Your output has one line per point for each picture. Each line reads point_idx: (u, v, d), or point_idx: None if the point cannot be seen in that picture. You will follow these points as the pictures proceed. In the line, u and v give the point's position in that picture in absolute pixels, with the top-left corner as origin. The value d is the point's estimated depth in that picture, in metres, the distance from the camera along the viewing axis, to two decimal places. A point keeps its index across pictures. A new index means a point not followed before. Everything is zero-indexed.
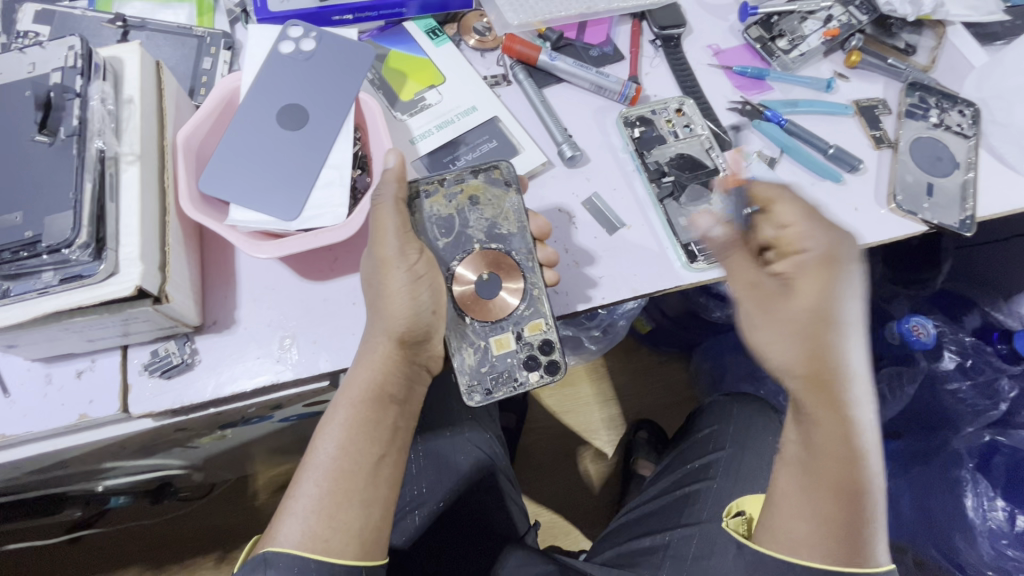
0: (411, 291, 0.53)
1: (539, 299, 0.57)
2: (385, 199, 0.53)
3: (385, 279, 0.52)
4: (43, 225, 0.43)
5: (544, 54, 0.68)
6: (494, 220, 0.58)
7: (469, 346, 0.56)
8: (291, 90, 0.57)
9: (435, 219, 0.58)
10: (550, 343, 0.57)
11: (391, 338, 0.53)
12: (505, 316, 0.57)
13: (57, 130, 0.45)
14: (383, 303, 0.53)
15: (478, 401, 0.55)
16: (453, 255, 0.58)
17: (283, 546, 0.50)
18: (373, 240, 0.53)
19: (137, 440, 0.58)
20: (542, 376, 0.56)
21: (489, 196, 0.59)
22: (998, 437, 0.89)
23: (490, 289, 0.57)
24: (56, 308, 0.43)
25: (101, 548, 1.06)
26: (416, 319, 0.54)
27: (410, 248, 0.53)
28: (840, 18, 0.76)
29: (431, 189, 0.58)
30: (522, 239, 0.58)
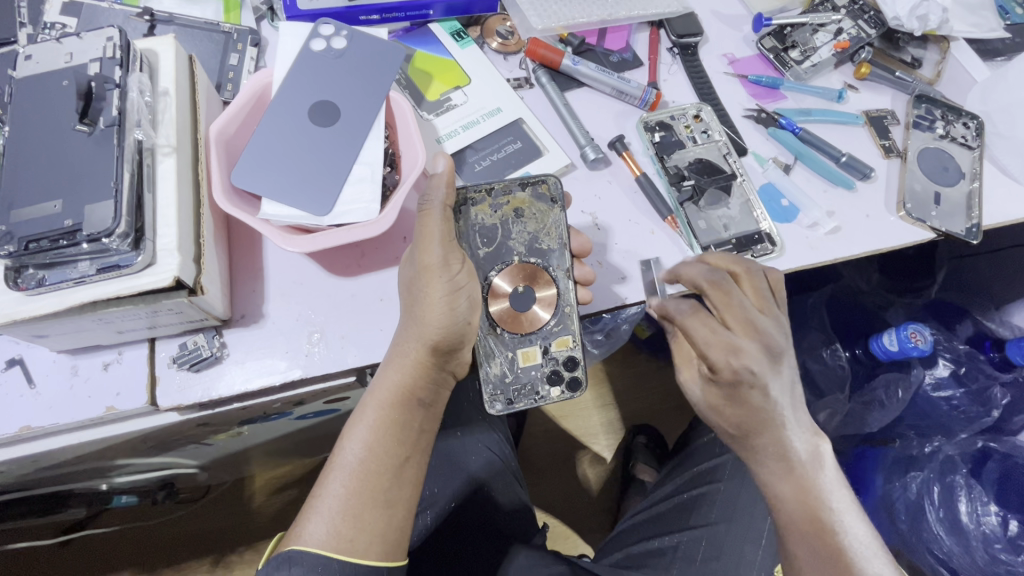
0: (450, 300, 0.53)
1: (569, 316, 0.59)
2: (434, 211, 0.53)
3: (426, 286, 0.52)
4: (83, 214, 0.43)
5: (568, 58, 0.69)
6: (536, 234, 0.60)
7: (498, 356, 0.58)
8: (322, 87, 0.57)
9: (478, 228, 0.60)
10: (575, 360, 0.59)
11: (424, 344, 0.53)
12: (535, 330, 0.59)
13: (97, 120, 0.45)
14: (420, 310, 0.52)
15: (500, 410, 0.57)
16: (493, 265, 0.60)
17: (308, 545, 0.49)
18: (416, 247, 0.53)
19: (157, 435, 0.58)
20: (564, 391, 0.58)
21: (533, 210, 0.60)
22: (990, 444, 0.95)
23: (523, 302, 0.59)
24: (92, 298, 0.43)
25: (94, 550, 1.04)
26: (453, 328, 0.54)
27: (453, 257, 0.53)
28: (850, 31, 0.79)
29: (479, 199, 0.60)
30: (559, 255, 0.60)
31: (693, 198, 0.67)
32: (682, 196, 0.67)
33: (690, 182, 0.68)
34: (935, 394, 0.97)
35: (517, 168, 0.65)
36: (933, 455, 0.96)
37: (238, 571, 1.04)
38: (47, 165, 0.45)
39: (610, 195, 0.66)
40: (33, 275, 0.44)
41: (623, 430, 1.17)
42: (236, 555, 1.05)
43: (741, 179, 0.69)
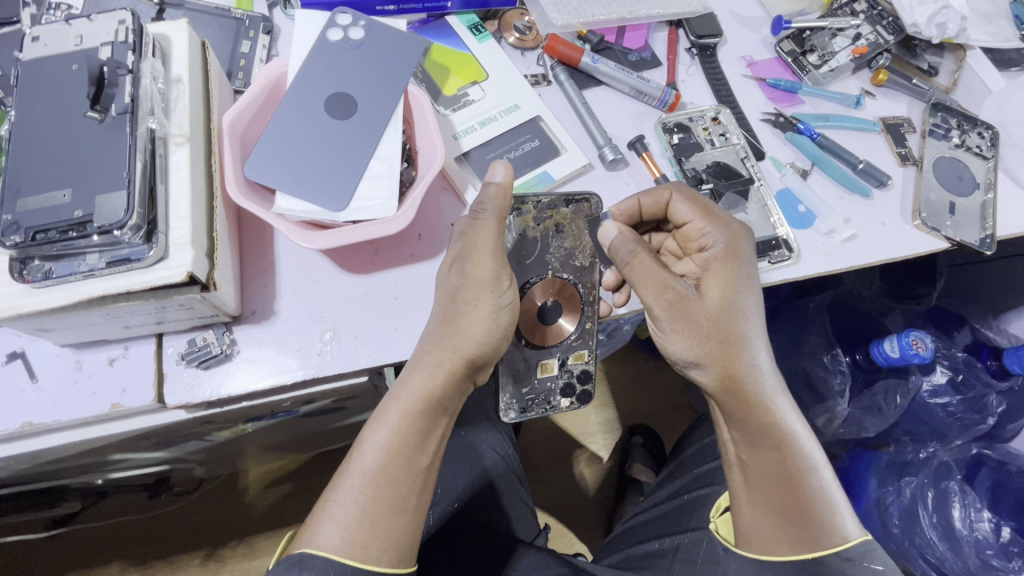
0: (490, 316, 0.52)
1: (591, 333, 0.61)
2: (490, 222, 0.52)
3: (473, 299, 0.51)
4: (94, 204, 0.41)
5: (587, 56, 0.68)
6: (573, 251, 0.61)
7: (519, 367, 0.59)
8: (339, 78, 0.56)
9: (519, 237, 0.59)
10: (589, 374, 0.60)
11: (461, 357, 0.51)
12: (557, 343, 0.60)
13: (109, 107, 0.44)
14: (463, 323, 0.51)
15: (513, 418, 0.59)
16: (529, 276, 0.60)
17: (321, 549, 0.48)
18: (467, 259, 0.52)
19: (159, 432, 0.56)
20: (573, 404, 0.60)
21: (573, 227, 0.61)
22: (984, 450, 0.96)
23: (551, 316, 0.60)
24: (102, 293, 0.42)
25: (85, 544, 1.02)
26: (493, 342, 0.53)
27: (503, 274, 0.52)
28: (868, 36, 0.78)
29: (524, 210, 0.59)
30: (591, 274, 0.61)
31: None
32: None
33: (707, 186, 0.68)
34: (932, 400, 0.97)
35: (534, 167, 0.64)
36: (928, 460, 0.96)
37: (231, 566, 1.02)
38: (57, 153, 0.43)
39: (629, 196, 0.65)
40: (39, 266, 0.42)
41: (621, 430, 1.16)
42: (229, 549, 1.03)
43: (759, 184, 0.68)
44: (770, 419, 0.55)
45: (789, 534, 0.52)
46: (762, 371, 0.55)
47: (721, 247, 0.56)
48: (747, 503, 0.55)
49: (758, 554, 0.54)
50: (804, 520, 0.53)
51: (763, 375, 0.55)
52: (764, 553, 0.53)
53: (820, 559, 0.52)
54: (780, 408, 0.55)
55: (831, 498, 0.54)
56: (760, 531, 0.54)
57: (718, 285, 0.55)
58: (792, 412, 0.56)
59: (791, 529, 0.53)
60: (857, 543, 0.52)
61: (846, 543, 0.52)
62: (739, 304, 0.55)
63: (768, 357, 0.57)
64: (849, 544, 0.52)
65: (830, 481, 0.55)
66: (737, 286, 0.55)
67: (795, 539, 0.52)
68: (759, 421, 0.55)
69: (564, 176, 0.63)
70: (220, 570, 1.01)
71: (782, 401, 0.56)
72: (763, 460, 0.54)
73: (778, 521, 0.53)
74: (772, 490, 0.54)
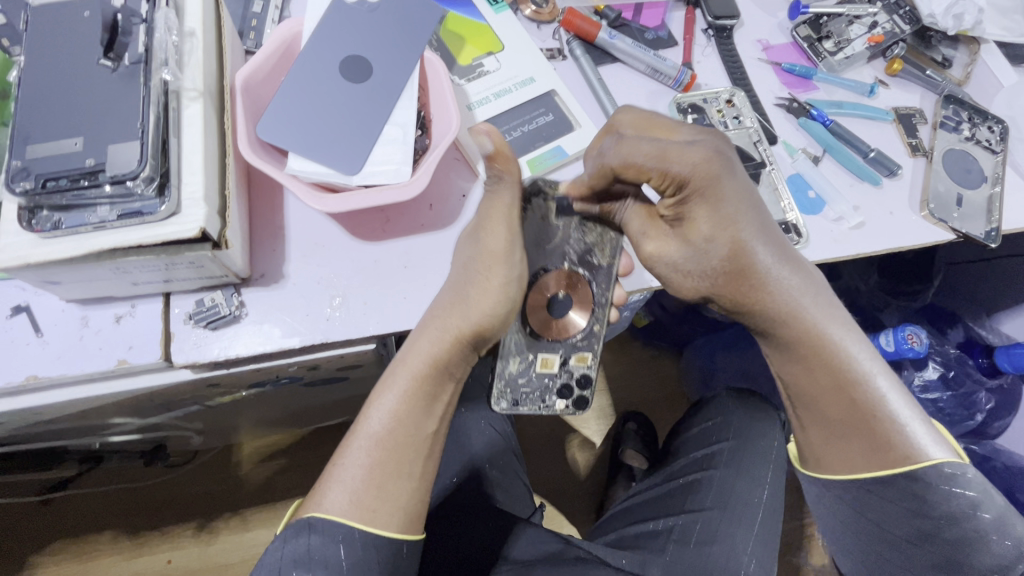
0: (501, 287, 0.52)
1: (597, 335, 0.61)
2: (505, 197, 0.51)
3: (483, 271, 0.51)
4: (107, 153, 0.41)
5: (604, 31, 0.67)
6: (592, 247, 0.60)
7: (519, 355, 0.59)
8: (353, 41, 0.55)
9: (540, 222, 0.59)
10: (589, 379, 0.60)
11: (469, 324, 0.52)
12: (562, 339, 0.60)
13: (123, 56, 0.43)
14: (472, 294, 0.52)
15: (503, 408, 0.59)
16: (545, 263, 0.59)
17: (328, 512, 0.49)
18: (481, 230, 0.52)
19: (163, 394, 0.56)
20: (569, 407, 0.60)
21: (597, 223, 0.60)
22: (970, 445, 0.98)
23: (561, 308, 0.60)
24: (113, 245, 0.41)
25: (79, 510, 1.02)
26: (500, 315, 0.54)
27: (515, 247, 0.52)
28: (885, 25, 0.77)
29: (550, 197, 0.59)
30: (607, 276, 0.60)
31: None
32: None
33: None
34: (923, 395, 0.96)
35: (547, 141, 0.63)
36: None
37: (223, 537, 1.02)
38: (69, 99, 0.42)
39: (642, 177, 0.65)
40: (48, 216, 0.42)
41: (614, 416, 1.17)
42: (222, 520, 1.03)
43: (770, 168, 0.68)
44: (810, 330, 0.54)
45: (851, 455, 0.54)
46: (795, 288, 0.53)
47: (692, 183, 0.49)
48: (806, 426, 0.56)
49: (820, 472, 0.56)
50: (871, 438, 0.53)
51: (795, 290, 0.54)
52: (825, 472, 0.56)
53: (891, 479, 0.52)
54: (829, 325, 0.54)
55: (898, 411, 0.53)
56: (819, 453, 0.56)
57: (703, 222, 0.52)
58: (838, 324, 0.55)
59: (851, 449, 0.54)
60: (935, 463, 0.51)
61: (924, 463, 0.51)
62: (732, 237, 0.52)
63: (792, 269, 0.54)
64: (926, 464, 0.51)
65: (894, 392, 0.53)
66: (722, 216, 0.51)
67: (857, 459, 0.54)
68: (800, 332, 0.54)
69: (576, 152, 0.63)
70: (214, 541, 1.01)
71: (825, 314, 0.54)
72: (817, 380, 0.54)
73: (840, 443, 0.54)
74: (831, 411, 0.54)
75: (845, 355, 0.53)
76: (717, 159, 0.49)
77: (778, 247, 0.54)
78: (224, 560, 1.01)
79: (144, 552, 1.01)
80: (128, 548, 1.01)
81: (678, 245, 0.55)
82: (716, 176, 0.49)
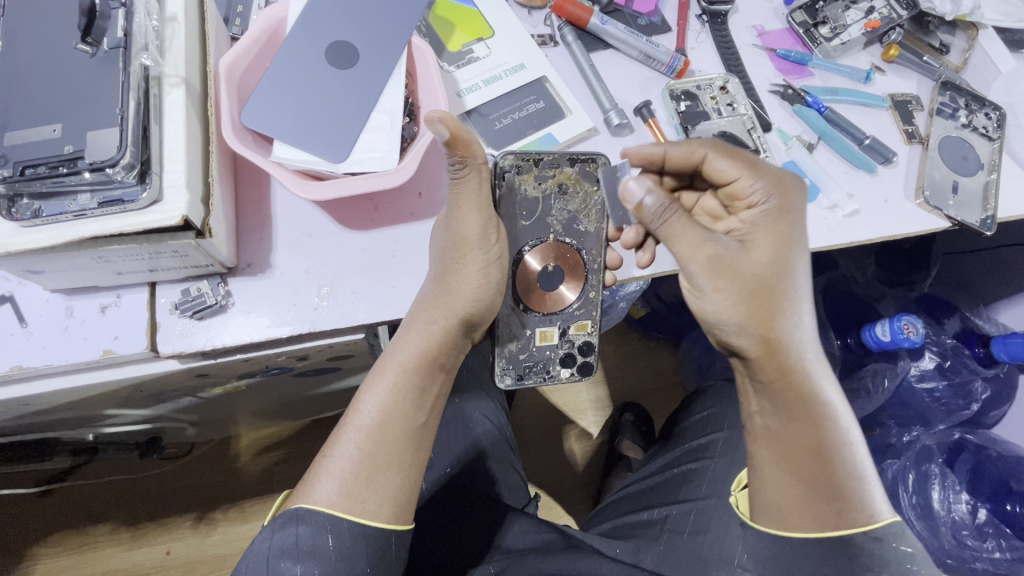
0: (483, 272, 0.53)
1: (593, 303, 0.61)
2: (471, 179, 0.49)
3: (460, 259, 0.51)
4: (85, 140, 0.40)
5: (596, 17, 0.66)
6: (577, 214, 0.59)
7: (517, 333, 0.59)
8: (338, 27, 0.54)
9: (520, 199, 0.58)
10: (590, 345, 0.61)
11: (453, 314, 0.52)
12: (558, 311, 0.60)
13: (101, 41, 0.42)
14: (452, 282, 0.51)
15: (508, 384, 0.59)
16: (528, 239, 0.59)
17: (317, 504, 0.48)
18: (453, 216, 0.50)
19: (152, 385, 0.56)
20: (575, 374, 0.60)
21: (577, 188, 0.59)
22: (966, 435, 0.96)
23: (552, 281, 0.59)
24: (92, 233, 0.41)
25: (75, 502, 1.02)
26: (484, 300, 0.54)
27: (491, 231, 0.52)
28: (881, 10, 0.75)
29: (522, 168, 0.57)
30: (596, 240, 0.60)
31: None
32: None
33: None
34: (918, 385, 0.97)
35: (538, 128, 0.63)
36: (911, 444, 0.97)
37: (221, 528, 1.02)
38: (49, 85, 0.41)
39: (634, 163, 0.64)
40: (29, 205, 0.41)
41: (611, 406, 1.17)
42: (220, 512, 1.03)
43: (765, 156, 0.67)
44: (798, 388, 0.54)
45: (813, 509, 0.52)
46: (805, 346, 0.55)
47: (769, 208, 0.54)
48: (768, 474, 0.55)
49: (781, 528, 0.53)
50: (832, 494, 0.53)
51: (805, 350, 0.55)
52: (791, 528, 0.53)
53: (847, 538, 0.51)
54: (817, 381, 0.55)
55: (859, 476, 0.54)
56: (781, 505, 0.53)
57: (767, 243, 0.53)
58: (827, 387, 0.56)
59: (816, 503, 0.52)
60: (886, 523, 0.52)
61: (879, 524, 0.52)
62: (789, 266, 0.53)
63: (807, 332, 0.56)
64: (881, 525, 0.51)
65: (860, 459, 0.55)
66: (783, 251, 0.54)
67: (820, 513, 0.52)
68: (786, 390, 0.54)
69: (568, 140, 0.62)
70: (212, 533, 1.02)
71: (816, 377, 0.56)
72: (792, 433, 0.54)
73: (803, 497, 0.53)
74: (800, 467, 0.53)
75: (826, 421, 0.54)
76: (800, 198, 0.55)
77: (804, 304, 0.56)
78: (223, 550, 1.01)
79: (143, 543, 1.01)
80: (125, 540, 1.01)
81: (734, 261, 0.52)
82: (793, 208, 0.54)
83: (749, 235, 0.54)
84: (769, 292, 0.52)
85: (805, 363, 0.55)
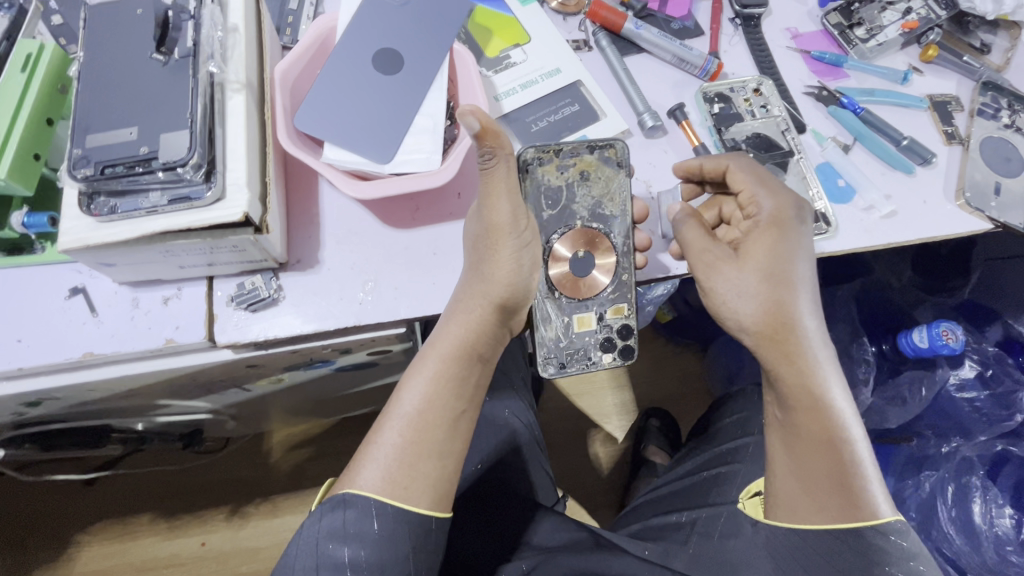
0: (516, 258, 0.55)
1: (628, 285, 0.61)
2: (497, 171, 0.50)
3: (492, 246, 0.53)
4: (159, 142, 0.43)
5: (630, 22, 0.68)
6: (601, 200, 0.60)
7: (555, 320, 0.60)
8: (384, 35, 0.56)
9: (542, 189, 0.60)
10: (629, 329, 0.61)
11: (491, 301, 0.54)
12: (592, 296, 0.61)
13: (172, 50, 0.46)
14: (487, 270, 0.54)
15: (552, 373, 0.60)
16: (554, 229, 0.60)
17: (363, 489, 0.50)
18: (483, 206, 0.52)
19: (205, 375, 0.59)
20: (616, 358, 0.61)
21: (600, 174, 0.60)
22: (1010, 446, 0.91)
23: (583, 267, 0.60)
24: (163, 228, 0.44)
25: (120, 491, 1.07)
26: (518, 288, 0.56)
27: (519, 217, 0.54)
28: (919, 11, 0.75)
29: (543, 159, 0.59)
30: (623, 224, 0.60)
31: None
32: None
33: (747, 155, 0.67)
34: (958, 394, 0.94)
35: (573, 131, 0.64)
36: (949, 455, 0.93)
37: (255, 521, 1.06)
38: (125, 90, 0.45)
39: (668, 163, 0.65)
40: (106, 202, 0.44)
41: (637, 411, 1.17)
42: (254, 505, 1.07)
43: (799, 156, 0.68)
44: (808, 379, 0.54)
45: (822, 503, 0.52)
46: (816, 340, 0.56)
47: (764, 217, 0.57)
48: (782, 467, 0.56)
49: (796, 522, 0.54)
50: (842, 489, 0.52)
51: (815, 345, 0.56)
52: (800, 521, 0.53)
53: (855, 530, 0.51)
54: (828, 375, 0.55)
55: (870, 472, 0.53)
56: (791, 499, 0.54)
57: (764, 245, 0.56)
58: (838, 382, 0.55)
59: (828, 498, 0.52)
60: (889, 520, 0.51)
61: (883, 518, 0.51)
62: (787, 267, 0.56)
63: (816, 324, 0.56)
64: (885, 518, 0.51)
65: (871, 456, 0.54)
66: (782, 252, 0.56)
67: (828, 508, 0.52)
68: (795, 381, 0.55)
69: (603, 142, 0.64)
70: (247, 525, 1.05)
71: (831, 373, 0.55)
72: (808, 428, 0.54)
73: (812, 492, 0.53)
74: (810, 461, 0.54)
75: (836, 414, 0.54)
76: (795, 206, 0.58)
77: (811, 304, 0.57)
78: (256, 544, 1.05)
79: (179, 535, 1.05)
80: (166, 529, 1.05)
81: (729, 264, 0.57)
82: (791, 215, 0.57)
83: (749, 240, 0.58)
84: (772, 290, 0.55)
85: (814, 357, 0.55)
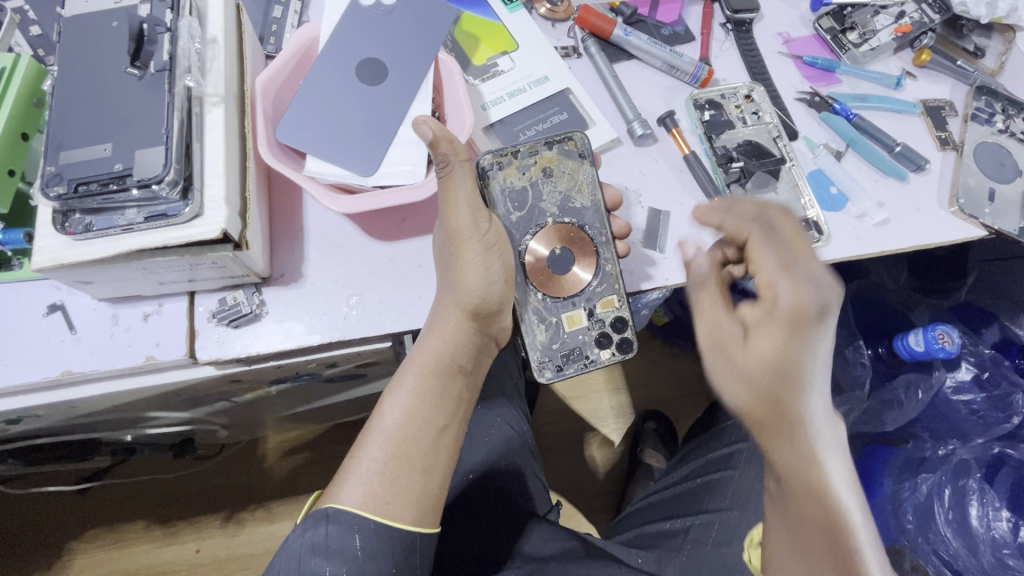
0: (484, 262, 0.54)
1: (612, 275, 0.58)
2: (456, 173, 0.51)
3: (457, 251, 0.52)
4: (134, 158, 0.43)
5: (619, 28, 0.67)
6: (568, 193, 0.59)
7: (541, 322, 0.57)
8: (367, 44, 0.56)
9: (508, 193, 0.58)
10: (623, 320, 0.58)
11: (461, 307, 0.53)
12: (578, 292, 0.58)
13: (148, 64, 0.45)
14: (456, 277, 0.53)
15: (549, 377, 0.56)
16: (525, 230, 0.58)
17: (345, 504, 0.50)
18: (444, 210, 0.52)
19: (189, 390, 0.58)
20: (615, 354, 0.57)
21: (562, 168, 0.59)
22: (1006, 450, 0.90)
23: (562, 264, 0.58)
24: (139, 245, 0.43)
25: (112, 500, 1.06)
26: (490, 294, 0.55)
27: (481, 219, 0.53)
28: (913, 15, 0.74)
29: (501, 163, 0.58)
30: (596, 214, 0.58)
31: (740, 181, 0.66)
32: (728, 178, 0.65)
33: (738, 164, 0.66)
34: (954, 397, 0.93)
35: None
36: (946, 457, 0.92)
37: (249, 528, 1.05)
38: (100, 106, 0.44)
39: (657, 172, 0.64)
40: (81, 219, 0.44)
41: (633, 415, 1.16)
42: (248, 511, 1.06)
43: (791, 164, 0.67)
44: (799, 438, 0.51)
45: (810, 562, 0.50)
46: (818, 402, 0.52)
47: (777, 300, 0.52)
48: (775, 524, 0.54)
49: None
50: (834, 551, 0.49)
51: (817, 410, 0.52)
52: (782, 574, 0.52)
53: None
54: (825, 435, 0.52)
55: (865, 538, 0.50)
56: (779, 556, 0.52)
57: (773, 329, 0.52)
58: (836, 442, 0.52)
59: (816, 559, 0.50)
60: None
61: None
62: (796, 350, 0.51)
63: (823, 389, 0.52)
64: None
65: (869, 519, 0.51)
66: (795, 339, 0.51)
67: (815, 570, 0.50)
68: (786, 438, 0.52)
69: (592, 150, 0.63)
70: (240, 533, 1.04)
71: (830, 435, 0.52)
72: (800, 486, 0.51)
73: (802, 552, 0.50)
74: (801, 519, 0.51)
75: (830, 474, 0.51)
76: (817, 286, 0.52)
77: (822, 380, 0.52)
78: (251, 550, 1.04)
79: (174, 541, 1.04)
80: (159, 537, 1.05)
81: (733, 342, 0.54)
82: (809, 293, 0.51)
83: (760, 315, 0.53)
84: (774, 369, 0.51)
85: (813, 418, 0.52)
